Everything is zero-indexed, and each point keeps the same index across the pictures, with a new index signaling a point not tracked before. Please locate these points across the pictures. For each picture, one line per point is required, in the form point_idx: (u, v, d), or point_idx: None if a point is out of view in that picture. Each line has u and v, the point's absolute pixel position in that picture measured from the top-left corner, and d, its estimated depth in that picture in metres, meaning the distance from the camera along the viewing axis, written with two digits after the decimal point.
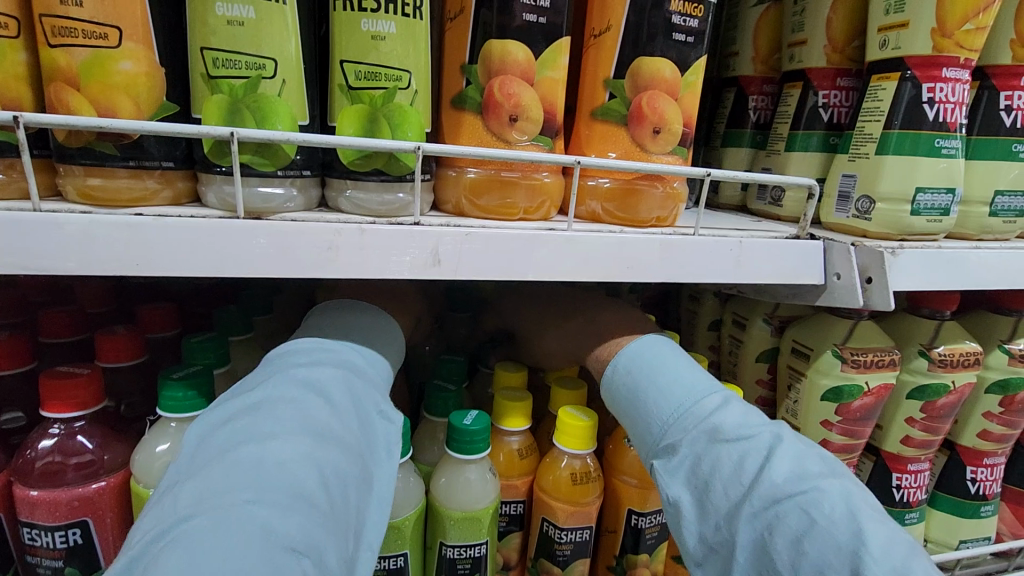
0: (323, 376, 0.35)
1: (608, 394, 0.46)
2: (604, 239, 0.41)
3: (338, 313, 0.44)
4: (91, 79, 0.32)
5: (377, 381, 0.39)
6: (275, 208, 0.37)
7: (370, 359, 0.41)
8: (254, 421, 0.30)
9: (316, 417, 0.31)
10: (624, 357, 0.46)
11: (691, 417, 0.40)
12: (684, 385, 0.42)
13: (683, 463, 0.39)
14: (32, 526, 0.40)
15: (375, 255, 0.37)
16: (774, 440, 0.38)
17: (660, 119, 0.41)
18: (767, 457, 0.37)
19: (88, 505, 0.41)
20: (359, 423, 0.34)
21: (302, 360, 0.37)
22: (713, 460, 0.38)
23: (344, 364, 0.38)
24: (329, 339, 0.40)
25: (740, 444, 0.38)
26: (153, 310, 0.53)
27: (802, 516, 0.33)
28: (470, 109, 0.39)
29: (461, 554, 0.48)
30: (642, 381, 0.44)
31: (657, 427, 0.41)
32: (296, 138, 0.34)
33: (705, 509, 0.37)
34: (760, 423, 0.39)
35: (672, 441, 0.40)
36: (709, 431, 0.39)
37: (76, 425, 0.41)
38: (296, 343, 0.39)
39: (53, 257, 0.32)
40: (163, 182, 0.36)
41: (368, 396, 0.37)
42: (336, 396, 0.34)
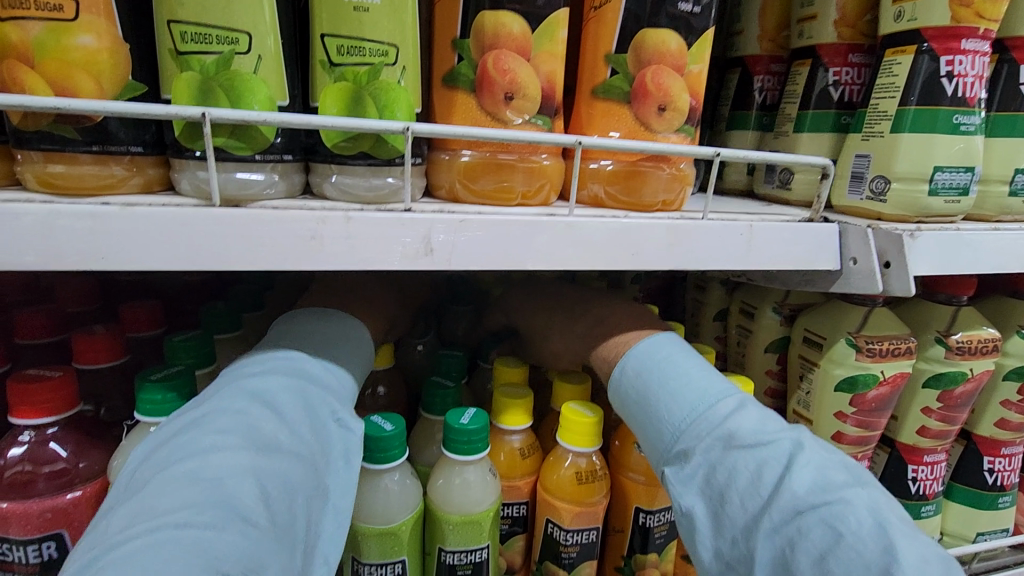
0: (274, 385, 0.33)
1: (617, 398, 0.43)
2: (608, 225, 0.39)
3: (312, 321, 0.41)
4: (46, 56, 0.29)
5: (337, 385, 0.37)
6: (255, 195, 0.34)
7: (334, 367, 0.39)
8: (191, 437, 0.29)
9: (259, 429, 0.30)
10: (632, 358, 0.44)
11: (705, 423, 0.38)
12: (698, 389, 0.40)
13: (696, 472, 0.37)
14: (3, 541, 0.37)
15: (363, 244, 0.34)
16: (795, 447, 0.35)
17: (666, 95, 0.39)
18: (786, 465, 0.34)
19: (63, 516, 0.38)
20: (313, 433, 0.33)
21: (252, 367, 0.35)
22: (728, 470, 0.35)
23: (298, 370, 0.36)
24: (285, 347, 0.38)
25: (758, 450, 0.35)
26: (134, 309, 0.50)
27: (827, 531, 0.30)
28: (463, 87, 0.37)
29: (462, 559, 0.45)
30: (654, 384, 0.41)
31: (669, 435, 0.39)
32: (273, 119, 0.31)
33: (720, 523, 0.35)
34: (780, 429, 0.37)
35: (685, 447, 0.38)
36: (725, 437, 0.36)
37: (48, 431, 0.39)
38: (253, 354, 0.37)
39: (11, 251, 0.30)
40: (133, 168, 0.33)
41: (323, 400, 0.35)
42: (285, 405, 0.32)
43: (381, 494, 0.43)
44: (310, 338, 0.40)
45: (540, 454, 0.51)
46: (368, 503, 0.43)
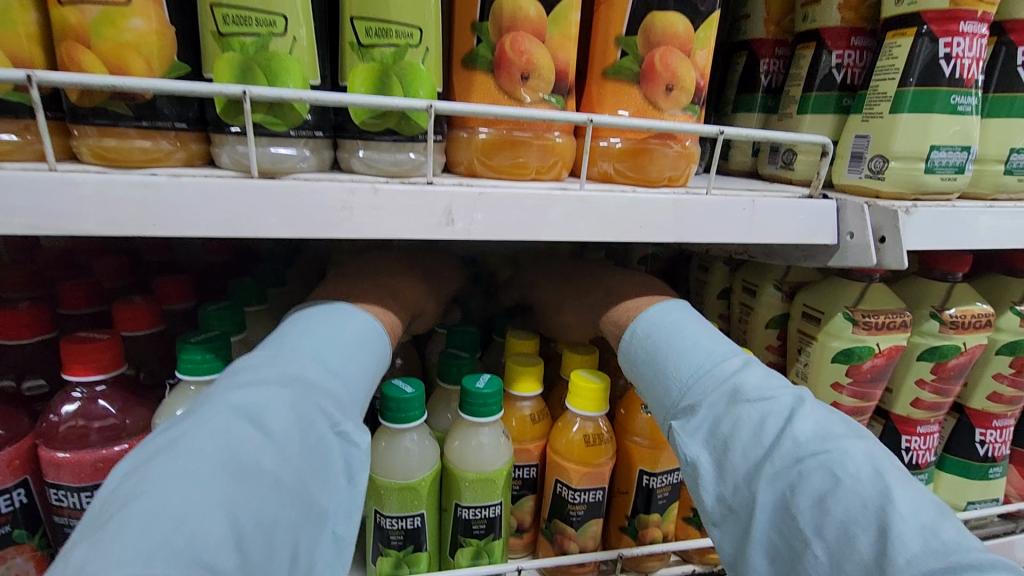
0: (266, 395, 0.29)
1: (626, 359, 0.46)
2: (618, 198, 0.41)
3: (324, 306, 0.40)
4: (101, 37, 0.32)
5: (342, 391, 0.32)
6: (288, 168, 0.37)
7: (340, 373, 0.33)
8: (163, 463, 0.24)
9: (240, 453, 0.25)
10: (642, 321, 0.46)
11: (709, 379, 0.40)
12: (705, 350, 0.42)
13: (702, 425, 0.39)
14: (58, 488, 0.41)
15: (389, 214, 0.37)
16: (795, 401, 0.37)
17: (672, 75, 0.41)
18: (788, 416, 0.36)
19: (112, 466, 0.41)
20: (308, 453, 0.28)
21: (243, 374, 0.30)
22: (733, 420, 0.37)
23: (297, 378, 0.31)
24: (287, 350, 0.33)
25: (761, 403, 0.37)
26: (168, 281, 0.53)
27: (826, 475, 0.33)
28: (481, 68, 0.39)
29: (476, 514, 0.48)
30: (663, 345, 0.43)
31: (675, 390, 0.41)
32: (307, 96, 0.33)
33: (723, 469, 0.37)
34: (781, 385, 0.39)
35: (691, 401, 0.40)
36: (731, 392, 0.38)
37: (97, 389, 0.42)
38: (249, 356, 0.32)
39: (71, 218, 0.33)
40: (177, 142, 0.36)
41: (320, 410, 0.30)
42: (276, 422, 0.28)
43: (401, 452, 0.46)
44: (320, 339, 0.35)
45: (549, 419, 0.54)
46: (389, 460, 0.46)
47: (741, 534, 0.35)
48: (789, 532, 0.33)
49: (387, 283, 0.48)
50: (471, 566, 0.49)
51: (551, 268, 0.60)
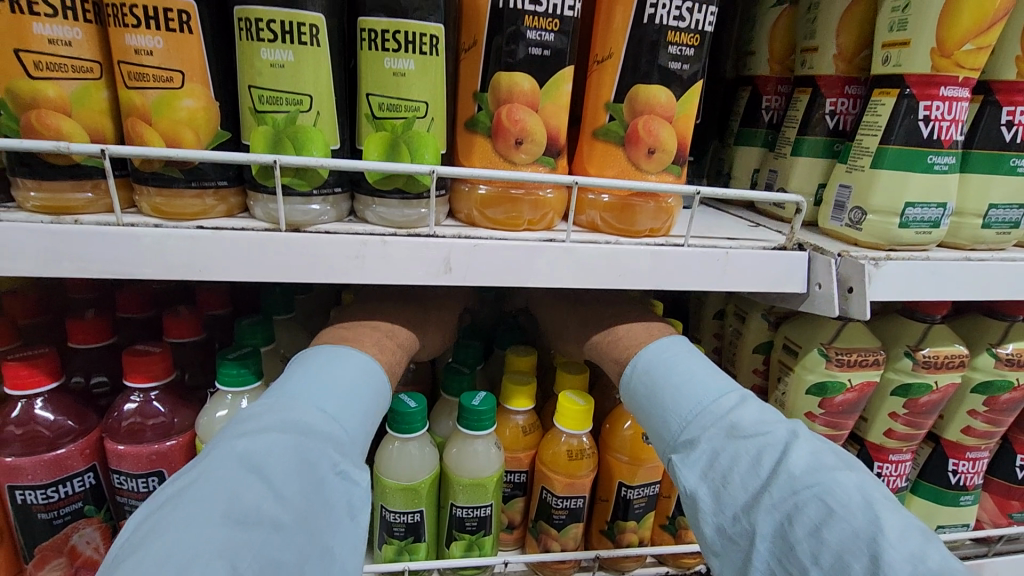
0: (265, 444, 0.33)
1: (627, 394, 0.50)
2: (600, 249, 0.46)
3: (313, 352, 0.45)
4: (160, 115, 0.38)
5: (339, 435, 0.37)
6: (311, 221, 0.43)
7: (337, 416, 0.38)
8: (176, 509, 0.29)
9: (241, 499, 0.30)
10: (644, 356, 0.51)
11: (710, 414, 0.44)
12: (704, 385, 0.47)
13: (702, 456, 0.43)
14: (120, 473, 0.49)
15: (395, 263, 0.43)
16: (790, 435, 0.41)
17: (655, 140, 0.45)
18: (783, 451, 0.40)
19: (163, 458, 0.49)
20: (308, 493, 0.33)
21: (247, 425, 0.35)
22: (731, 455, 0.41)
23: (296, 424, 0.36)
24: (287, 396, 0.38)
25: (757, 439, 0.41)
26: (209, 293, 0.61)
27: (820, 505, 0.36)
28: (481, 132, 0.44)
29: (469, 513, 0.55)
30: (661, 382, 0.48)
31: (675, 424, 0.45)
32: (328, 164, 0.39)
33: (722, 499, 0.41)
34: (777, 420, 0.43)
35: (691, 436, 0.44)
36: (728, 427, 0.42)
37: (151, 393, 0.50)
38: (253, 407, 0.37)
39: (134, 264, 0.40)
40: (219, 198, 0.42)
41: (320, 453, 0.34)
42: (276, 467, 0.32)
43: (404, 458, 0.53)
44: (318, 388, 0.40)
45: (540, 432, 0.60)
46: (394, 465, 0.53)
47: (742, 563, 0.39)
48: (786, 559, 0.36)
49: (397, 310, 0.53)
50: (463, 557, 0.56)
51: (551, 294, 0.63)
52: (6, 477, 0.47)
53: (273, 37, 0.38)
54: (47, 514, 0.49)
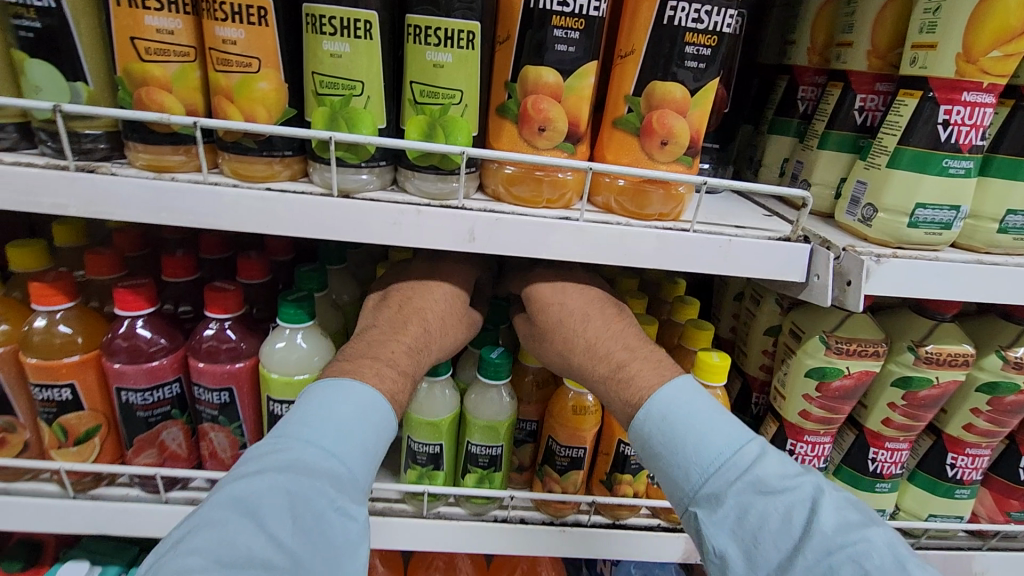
0: (262, 487, 0.40)
1: (638, 437, 0.52)
2: (609, 229, 0.51)
3: (316, 387, 0.49)
4: (241, 95, 0.46)
5: (338, 471, 0.43)
6: (359, 189, 0.51)
7: (338, 453, 0.44)
8: (178, 553, 0.37)
9: (233, 547, 0.37)
10: (655, 401, 0.51)
11: (734, 469, 0.48)
12: (723, 435, 0.49)
13: (729, 515, 0.47)
14: (199, 386, 0.61)
15: (427, 230, 0.50)
16: (815, 491, 0.46)
17: (668, 132, 0.49)
18: (811, 509, 0.45)
19: (233, 377, 0.60)
20: (299, 535, 0.39)
21: (250, 467, 0.42)
22: (763, 515, 0.46)
23: (294, 464, 0.42)
24: (289, 436, 0.44)
25: (784, 496, 0.46)
26: (276, 241, 0.70)
27: (855, 566, 0.42)
28: (509, 118, 0.49)
29: (482, 451, 0.63)
30: (680, 431, 0.50)
31: (696, 475, 0.49)
32: (373, 141, 0.46)
33: (753, 557, 0.46)
34: (799, 475, 0.48)
35: (717, 493, 0.47)
36: (755, 483, 0.46)
37: (225, 323, 0.60)
38: (258, 447, 0.44)
39: (214, 217, 0.48)
40: (284, 166, 0.50)
41: (312, 493, 0.41)
42: (269, 512, 0.39)
43: (427, 395, 0.61)
44: (319, 421, 0.45)
45: (550, 388, 0.67)
46: (420, 402, 0.61)
47: None
48: None
49: (403, 308, 0.56)
50: (475, 487, 0.65)
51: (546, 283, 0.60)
52: (115, 379, 0.59)
53: (334, 31, 0.45)
54: (144, 412, 0.61)
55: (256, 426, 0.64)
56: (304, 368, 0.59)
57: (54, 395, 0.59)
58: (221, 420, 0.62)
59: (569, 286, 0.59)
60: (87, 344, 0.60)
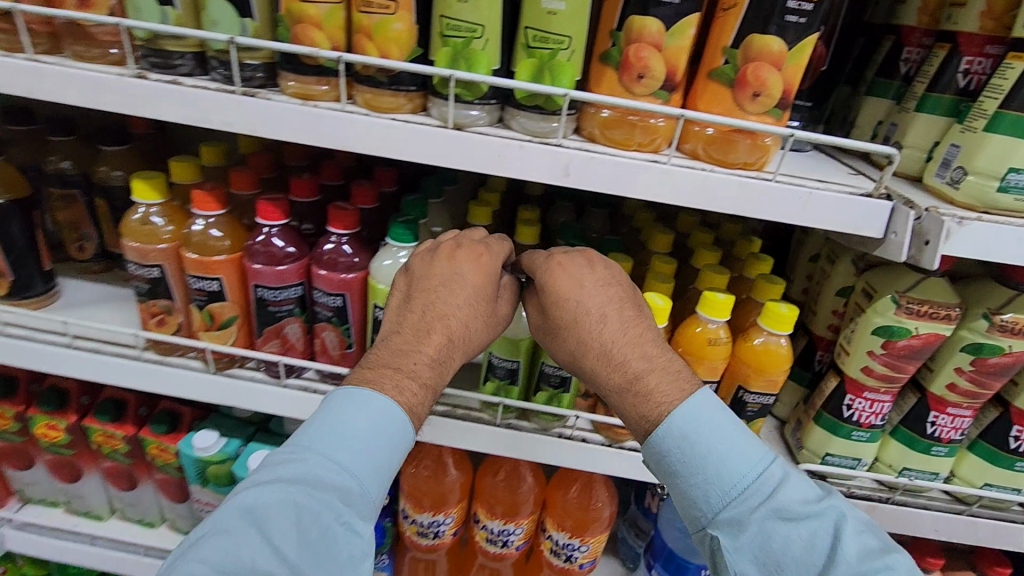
0: (274, 499, 0.47)
1: (661, 454, 0.57)
2: (694, 174, 0.55)
3: (336, 395, 0.55)
4: (379, 34, 0.54)
5: (346, 486, 0.50)
6: (471, 123, 0.57)
7: (349, 468, 0.51)
8: (194, 552, 0.45)
9: (240, 553, 0.45)
10: (678, 419, 0.56)
11: (758, 496, 0.54)
12: (744, 458, 0.55)
13: (752, 541, 0.53)
14: (320, 290, 0.71)
15: (527, 164, 0.56)
16: (836, 518, 0.53)
17: (761, 85, 0.52)
18: (834, 535, 0.52)
19: (347, 285, 0.70)
20: (303, 544, 0.47)
21: (265, 477, 0.49)
22: (786, 541, 0.52)
23: (306, 479, 0.49)
24: (306, 449, 0.51)
25: (807, 521, 0.52)
26: (385, 173, 0.79)
27: None
28: (611, 65, 0.54)
29: (555, 371, 0.71)
30: (697, 453, 0.55)
31: (718, 499, 0.54)
32: (489, 80, 0.52)
33: None
34: (821, 504, 0.54)
35: (740, 519, 0.53)
36: (778, 510, 0.53)
37: (343, 237, 0.70)
38: (276, 457, 0.52)
39: (348, 141, 0.56)
40: (408, 99, 0.57)
41: (317, 509, 0.48)
42: (275, 523, 0.47)
43: (513, 320, 0.68)
44: (335, 436, 0.52)
45: None
46: None
47: None
48: None
49: (418, 318, 0.60)
50: (545, 404, 0.72)
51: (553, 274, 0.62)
52: (254, 277, 0.70)
53: None
54: (274, 307, 0.72)
55: (361, 330, 0.74)
56: None
57: (206, 286, 0.71)
58: (335, 321, 0.73)
59: (578, 279, 0.62)
60: (232, 246, 0.71)
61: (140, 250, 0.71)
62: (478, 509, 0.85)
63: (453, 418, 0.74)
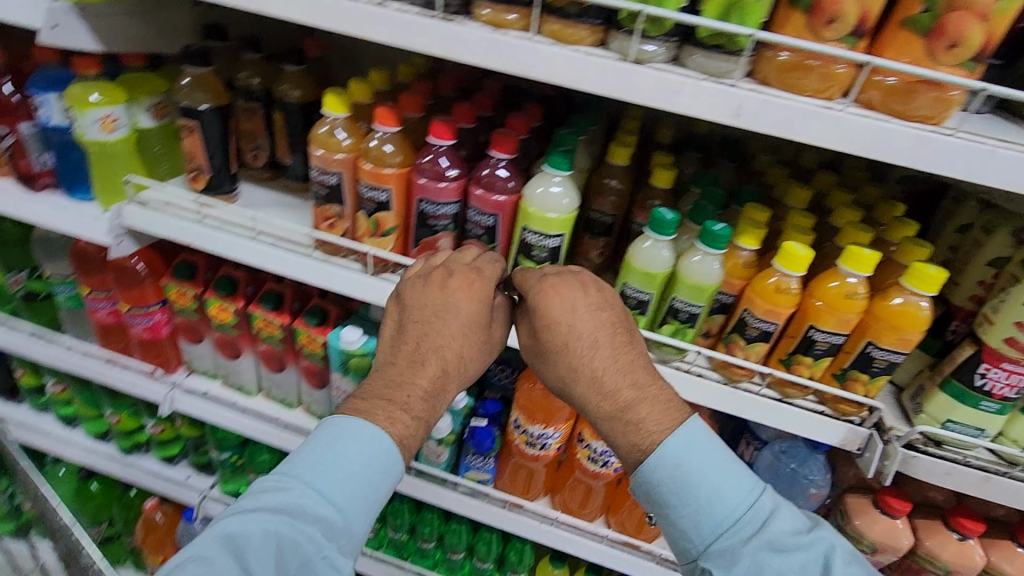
0: (258, 530, 0.60)
1: (660, 488, 0.69)
2: (868, 123, 0.56)
3: (329, 424, 0.67)
4: None
5: (327, 517, 0.62)
6: (648, 58, 0.60)
7: (331, 500, 0.63)
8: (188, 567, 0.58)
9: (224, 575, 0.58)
10: (669, 451, 0.68)
11: (753, 526, 0.66)
12: (736, 490, 0.68)
13: (744, 571, 0.65)
14: (476, 208, 0.78)
15: (700, 101, 0.58)
16: (827, 550, 0.65)
17: (959, 36, 0.52)
18: (825, 568, 0.64)
19: (502, 206, 0.77)
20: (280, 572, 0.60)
21: (252, 505, 0.62)
22: (779, 565, 0.64)
23: (291, 510, 0.62)
24: (292, 481, 0.64)
25: (801, 551, 0.65)
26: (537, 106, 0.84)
27: None
28: (800, 8, 0.55)
29: (685, 307, 0.75)
30: (682, 484, 0.68)
31: (710, 532, 0.67)
32: (680, 17, 0.55)
33: None
34: (809, 538, 0.66)
35: (732, 551, 0.66)
36: (769, 542, 0.65)
37: (502, 162, 0.77)
38: (266, 483, 0.64)
39: (532, 68, 0.61)
40: (591, 31, 0.61)
41: (294, 541, 0.60)
42: (256, 552, 0.60)
43: (652, 252, 0.73)
44: (323, 469, 0.64)
45: (755, 270, 0.75)
46: (642, 255, 0.74)
47: None
48: None
49: (415, 347, 0.70)
50: (669, 336, 0.77)
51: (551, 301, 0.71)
52: (420, 191, 0.78)
53: None
54: (433, 221, 0.80)
55: (506, 249, 0.81)
56: (558, 207, 0.74)
57: (377, 195, 0.80)
58: (485, 238, 0.80)
59: (571, 315, 0.71)
60: (402, 162, 0.79)
61: (324, 158, 0.80)
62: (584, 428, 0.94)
63: None
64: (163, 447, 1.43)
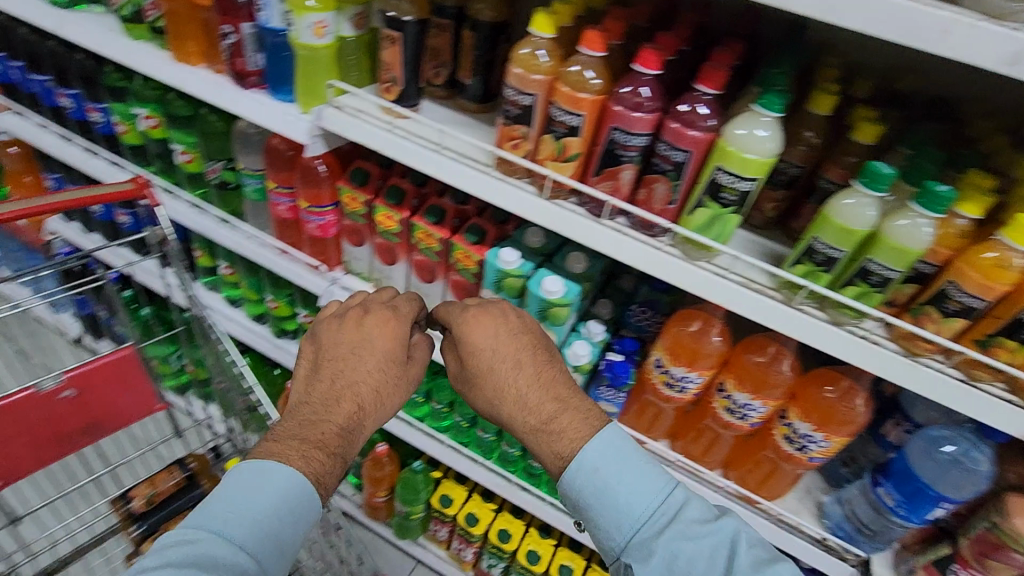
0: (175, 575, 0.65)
1: (587, 493, 0.85)
2: None
3: (233, 479, 0.77)
4: None
5: (234, 561, 0.70)
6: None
7: (240, 543, 0.72)
8: None
9: None
10: (586, 457, 0.85)
11: (665, 512, 0.82)
12: (649, 483, 0.84)
13: (658, 559, 0.80)
14: (669, 144, 0.77)
15: (974, 43, 0.55)
16: (730, 531, 0.81)
17: None
18: (732, 550, 0.79)
19: (697, 144, 0.76)
20: None
21: (163, 558, 0.67)
22: (689, 552, 0.79)
23: (203, 557, 0.68)
24: (201, 534, 0.71)
25: (706, 535, 0.80)
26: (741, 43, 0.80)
27: None
28: None
29: (879, 270, 0.72)
30: (600, 483, 0.84)
31: (628, 527, 0.82)
32: None
33: None
34: (711, 525, 0.81)
35: (647, 538, 0.81)
36: (677, 526, 0.81)
37: (707, 96, 0.75)
38: (172, 539, 0.70)
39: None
40: None
41: None
42: None
43: (859, 207, 0.70)
44: (234, 517, 0.73)
45: (968, 242, 0.70)
46: (846, 211, 0.71)
47: None
48: None
49: (338, 367, 0.89)
50: (854, 298, 0.75)
51: (488, 330, 0.94)
52: (615, 120, 0.78)
53: None
54: (622, 151, 0.80)
55: (689, 189, 0.80)
56: (763, 150, 0.72)
57: (570, 120, 0.81)
58: (671, 175, 0.79)
59: (506, 342, 0.93)
60: (599, 89, 0.79)
61: (522, 77, 0.81)
62: (728, 378, 0.94)
63: (749, 289, 0.81)
64: (311, 336, 1.59)
